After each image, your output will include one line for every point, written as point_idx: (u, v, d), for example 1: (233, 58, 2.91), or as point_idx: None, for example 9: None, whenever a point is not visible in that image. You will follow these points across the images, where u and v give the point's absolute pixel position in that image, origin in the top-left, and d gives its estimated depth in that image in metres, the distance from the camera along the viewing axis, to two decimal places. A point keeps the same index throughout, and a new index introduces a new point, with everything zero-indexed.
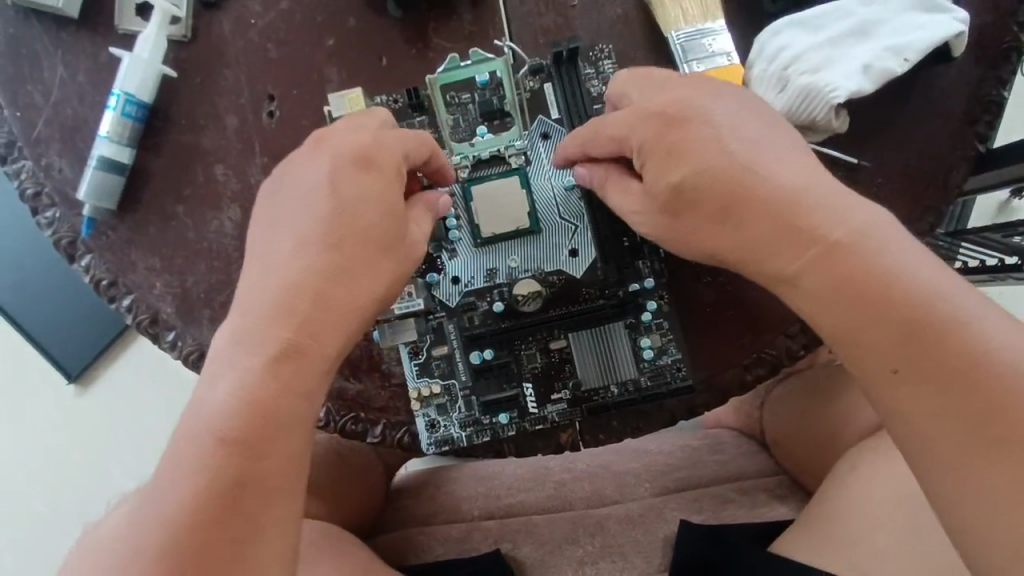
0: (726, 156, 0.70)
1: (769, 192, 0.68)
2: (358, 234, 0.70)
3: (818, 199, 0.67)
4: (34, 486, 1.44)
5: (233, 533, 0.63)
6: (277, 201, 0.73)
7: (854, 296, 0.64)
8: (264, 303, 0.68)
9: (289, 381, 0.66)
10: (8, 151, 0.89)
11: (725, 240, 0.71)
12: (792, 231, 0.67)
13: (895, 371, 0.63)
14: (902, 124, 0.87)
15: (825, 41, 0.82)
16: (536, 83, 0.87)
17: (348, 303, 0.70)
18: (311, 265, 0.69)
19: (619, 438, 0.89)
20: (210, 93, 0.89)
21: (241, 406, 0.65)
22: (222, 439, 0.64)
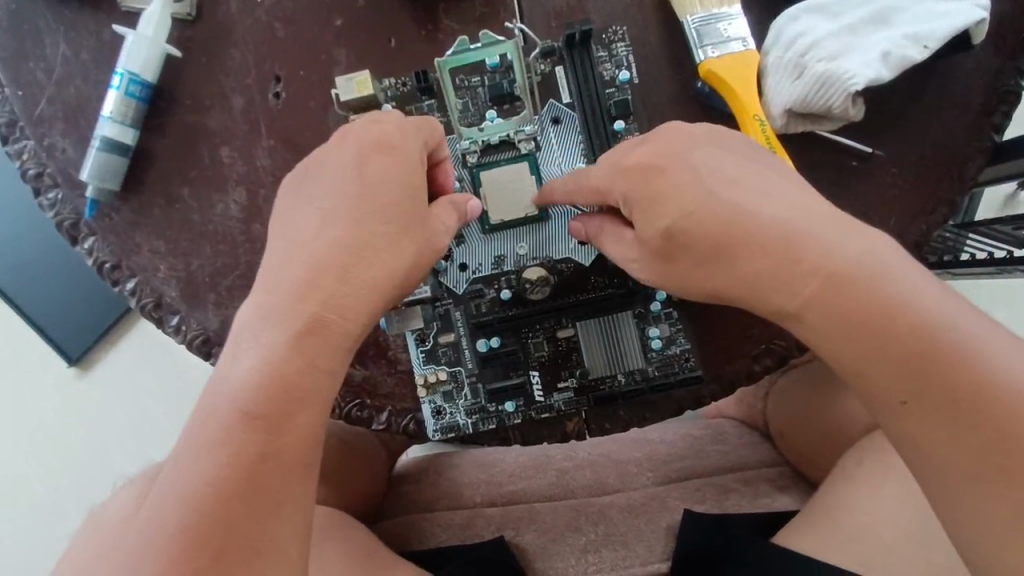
0: (708, 194, 0.66)
1: (762, 220, 0.65)
2: (382, 209, 0.70)
3: (813, 229, 0.63)
4: (35, 469, 1.44)
5: (254, 507, 0.61)
6: (304, 186, 0.73)
7: (856, 329, 0.61)
8: (285, 284, 0.66)
9: (313, 358, 0.66)
10: (9, 130, 0.87)
11: (723, 278, 0.67)
12: (789, 263, 0.63)
13: (903, 404, 0.59)
14: (918, 115, 0.86)
15: (845, 28, 0.80)
16: (548, 66, 0.85)
17: (373, 279, 0.69)
18: (339, 239, 0.69)
19: (625, 427, 0.89)
20: (216, 73, 0.88)
21: (261, 382, 0.64)
22: (246, 413, 0.63)
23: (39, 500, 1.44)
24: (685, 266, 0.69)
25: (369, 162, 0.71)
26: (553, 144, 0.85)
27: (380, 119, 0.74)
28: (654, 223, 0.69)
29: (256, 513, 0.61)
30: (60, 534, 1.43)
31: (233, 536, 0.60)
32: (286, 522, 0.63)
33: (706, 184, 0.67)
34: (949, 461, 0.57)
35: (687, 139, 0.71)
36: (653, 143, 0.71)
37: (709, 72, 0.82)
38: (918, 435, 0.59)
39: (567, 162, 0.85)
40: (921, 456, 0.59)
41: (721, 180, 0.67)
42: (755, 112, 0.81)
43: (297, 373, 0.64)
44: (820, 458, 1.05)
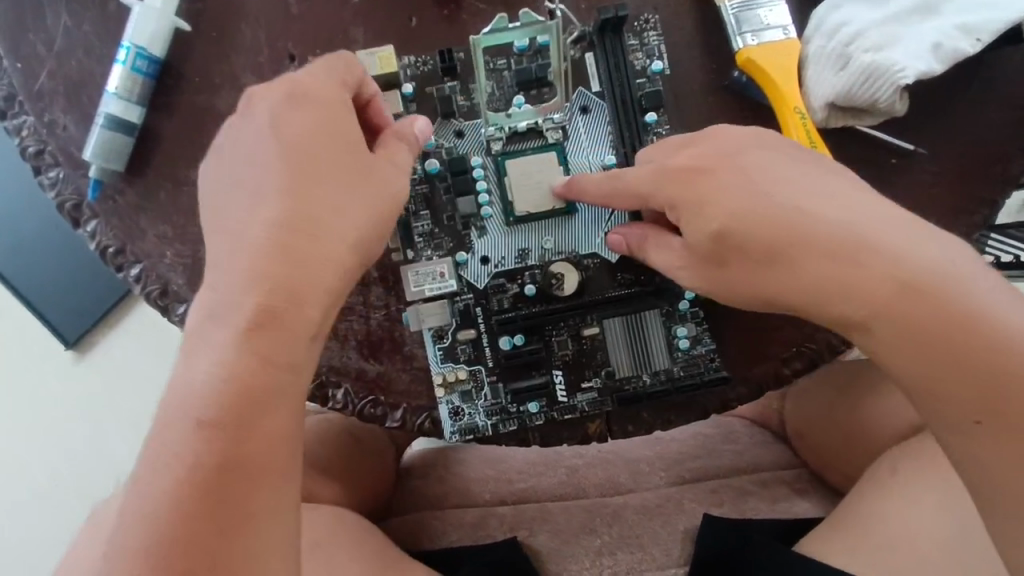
0: (769, 201, 0.66)
1: (832, 228, 0.65)
2: (318, 178, 0.65)
3: (882, 237, 0.65)
4: (28, 455, 1.40)
5: (225, 521, 0.56)
6: (231, 162, 0.66)
7: (927, 346, 0.63)
8: (230, 276, 0.61)
9: (264, 350, 0.60)
10: (7, 105, 0.82)
11: (787, 285, 0.67)
12: (859, 271, 0.64)
13: (978, 422, 0.63)
14: (961, 110, 0.82)
15: (891, 16, 0.76)
16: (577, 52, 0.81)
17: (323, 247, 0.64)
18: (273, 218, 0.63)
19: (648, 430, 0.85)
20: (226, 50, 0.83)
21: (220, 382, 0.58)
22: (200, 422, 0.57)
23: (34, 487, 1.39)
24: (743, 271, 0.69)
25: (289, 133, 0.66)
26: (581, 135, 0.81)
27: (291, 86, 0.68)
28: (702, 225, 0.68)
29: (229, 528, 0.56)
30: (57, 522, 1.39)
31: (211, 560, 0.56)
32: (274, 535, 0.58)
33: (771, 188, 0.67)
34: (1001, 469, 0.62)
35: (735, 141, 0.70)
36: (701, 147, 0.70)
37: (746, 60, 0.78)
38: (981, 447, 0.63)
39: (594, 155, 0.81)
40: (979, 467, 0.64)
41: (790, 188, 0.67)
42: (796, 104, 0.77)
43: (257, 368, 0.59)
44: (842, 462, 1.03)
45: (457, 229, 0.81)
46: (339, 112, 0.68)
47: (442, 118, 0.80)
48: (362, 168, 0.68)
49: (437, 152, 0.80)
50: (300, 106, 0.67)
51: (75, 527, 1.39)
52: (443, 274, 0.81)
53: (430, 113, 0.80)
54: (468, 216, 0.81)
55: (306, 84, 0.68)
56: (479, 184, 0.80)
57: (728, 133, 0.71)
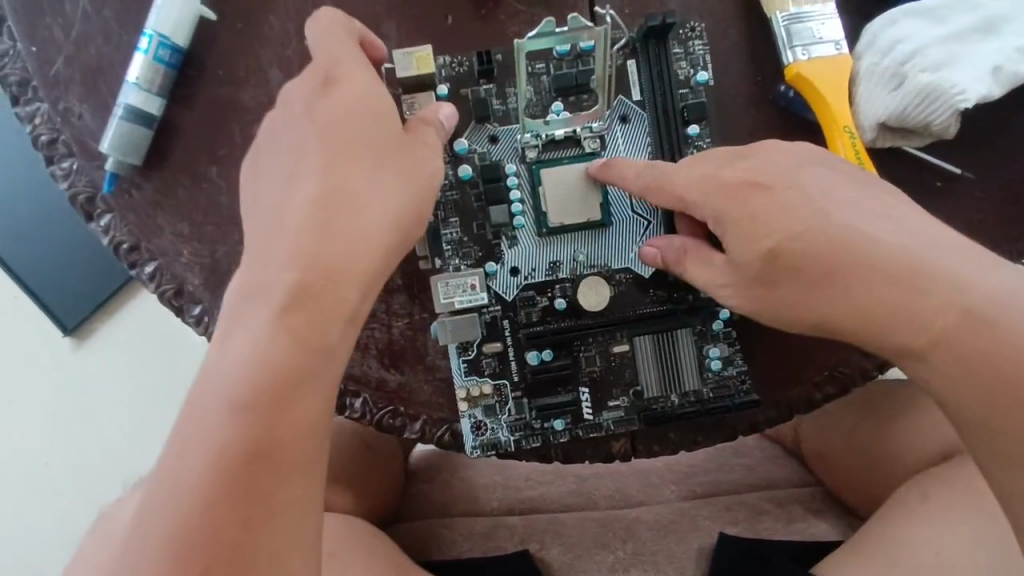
0: (820, 218, 0.65)
1: (892, 252, 0.63)
2: (351, 151, 0.63)
3: (944, 264, 0.62)
4: (22, 441, 1.35)
5: (247, 511, 0.53)
6: (273, 150, 0.65)
7: (989, 377, 0.61)
8: (268, 255, 0.59)
9: (299, 334, 0.57)
10: (20, 90, 0.79)
11: (837, 308, 0.65)
12: (917, 297, 0.62)
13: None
14: (1011, 135, 0.79)
15: (950, 36, 0.74)
16: (620, 58, 0.77)
17: (360, 230, 0.61)
18: (309, 195, 0.61)
19: (675, 451, 0.83)
20: (252, 42, 0.79)
21: (250, 366, 0.55)
22: (231, 406, 0.54)
23: (27, 476, 1.35)
24: (793, 292, 0.66)
25: (322, 107, 0.64)
26: (619, 145, 0.78)
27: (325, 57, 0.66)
28: (753, 243, 0.67)
29: (249, 520, 0.53)
30: (51, 511, 1.35)
31: (232, 558, 0.53)
32: (293, 538, 0.55)
33: (829, 207, 0.65)
34: None
35: (789, 157, 0.68)
36: (750, 161, 0.69)
37: (796, 74, 0.76)
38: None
39: None
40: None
41: (849, 210, 0.65)
42: (846, 123, 0.75)
43: (290, 355, 0.56)
44: (865, 485, 0.99)
45: (487, 239, 0.78)
46: (369, 87, 0.66)
47: (477, 122, 0.77)
48: (395, 141, 0.66)
49: (470, 158, 0.77)
50: (335, 83, 0.65)
51: (69, 517, 1.35)
52: (474, 286, 0.77)
53: (465, 116, 0.77)
54: (500, 225, 0.78)
55: (342, 54, 0.67)
56: (513, 193, 0.77)
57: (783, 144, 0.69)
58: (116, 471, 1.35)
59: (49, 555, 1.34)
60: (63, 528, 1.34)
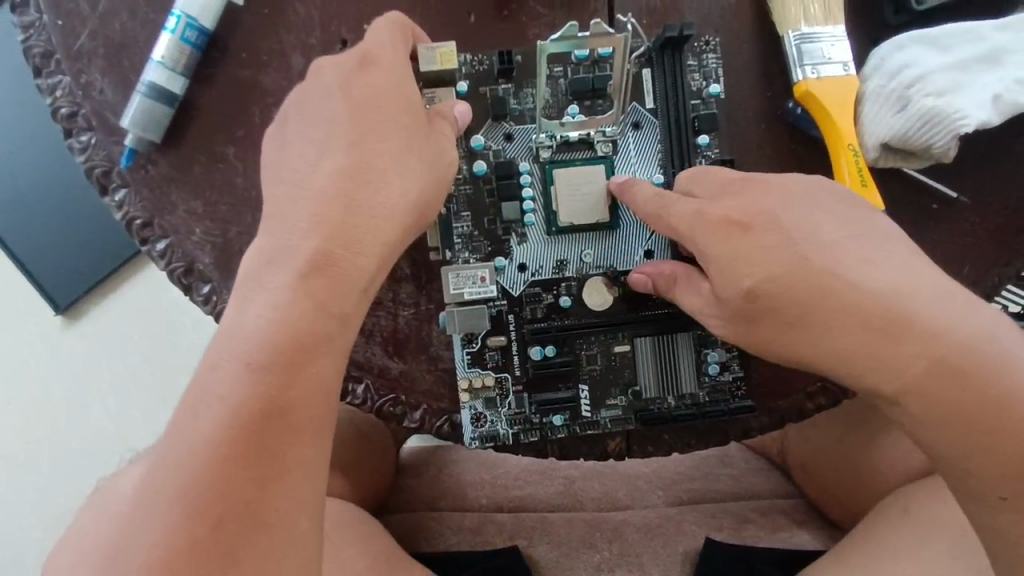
0: (789, 273, 0.66)
1: (865, 295, 0.64)
2: (378, 131, 0.65)
3: (917, 312, 0.63)
4: (7, 418, 1.33)
5: (260, 472, 0.55)
6: (296, 126, 0.66)
7: (952, 416, 0.63)
8: (290, 221, 0.62)
9: (319, 300, 0.60)
10: (43, 62, 0.79)
11: (801, 353, 0.67)
12: (889, 343, 0.64)
13: (1002, 497, 0.64)
14: (1007, 162, 0.82)
15: (955, 64, 0.77)
16: (635, 66, 0.80)
17: (381, 212, 0.64)
18: (336, 172, 0.63)
19: (668, 452, 0.85)
20: (277, 27, 0.81)
21: (276, 328, 0.58)
22: (249, 365, 0.57)
23: (8, 454, 1.33)
24: (773, 330, 0.68)
25: (354, 87, 0.66)
26: (631, 150, 0.80)
27: (363, 43, 0.68)
28: None
29: (262, 476, 0.55)
30: (30, 491, 1.33)
31: (245, 517, 0.55)
32: (302, 498, 0.57)
33: (808, 252, 0.66)
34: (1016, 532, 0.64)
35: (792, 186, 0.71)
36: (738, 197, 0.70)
37: (805, 92, 0.78)
38: (993, 511, 0.65)
39: (642, 171, 0.80)
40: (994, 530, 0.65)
41: (828, 257, 0.65)
42: (850, 143, 0.77)
43: (311, 318, 0.59)
44: (850, 497, 1.00)
45: (497, 234, 0.80)
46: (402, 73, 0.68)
47: (493, 120, 0.79)
48: (422, 127, 0.68)
49: (484, 154, 0.79)
50: (371, 66, 0.67)
51: (48, 497, 1.33)
52: (483, 279, 0.79)
53: (482, 114, 0.79)
54: (511, 221, 0.79)
55: (377, 41, 0.69)
56: (525, 191, 0.79)
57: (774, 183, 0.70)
58: (99, 454, 1.34)
59: (28, 534, 1.33)
60: (43, 509, 1.33)
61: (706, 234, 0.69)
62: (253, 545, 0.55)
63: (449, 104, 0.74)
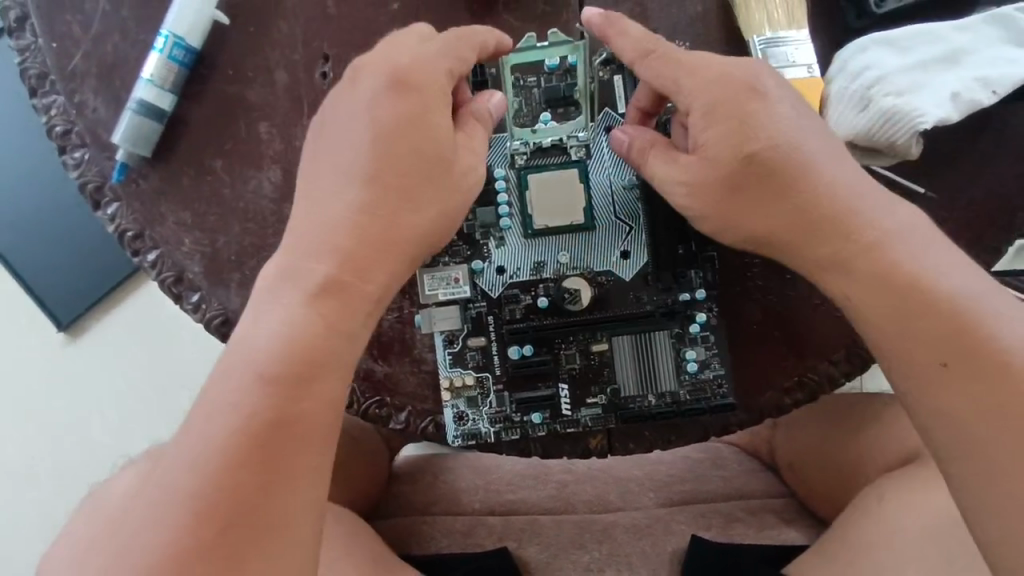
0: (765, 130, 0.68)
1: (833, 197, 0.68)
2: (404, 163, 0.66)
3: (873, 217, 0.67)
4: (10, 432, 1.36)
5: (265, 477, 0.59)
6: (331, 142, 0.68)
7: (896, 292, 0.65)
8: (308, 247, 0.65)
9: (331, 321, 0.63)
10: (39, 83, 0.83)
11: (771, 211, 0.69)
12: (830, 215, 0.68)
13: (944, 366, 0.62)
14: (972, 160, 0.83)
15: (913, 66, 0.80)
16: (606, 74, 0.83)
17: (392, 240, 0.66)
18: (357, 201, 0.66)
19: (649, 449, 0.86)
20: (262, 44, 0.84)
21: (285, 343, 0.61)
22: (262, 377, 0.60)
23: (11, 468, 1.35)
24: (750, 200, 0.69)
25: (390, 106, 0.66)
26: (604, 154, 0.83)
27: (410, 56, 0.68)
28: None
29: (272, 487, 0.59)
30: (30, 503, 1.35)
31: (253, 517, 0.58)
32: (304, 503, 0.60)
33: (797, 136, 0.68)
34: (962, 417, 0.61)
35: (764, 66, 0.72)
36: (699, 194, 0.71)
37: None
38: (939, 387, 0.62)
39: (616, 174, 0.83)
40: (942, 419, 0.62)
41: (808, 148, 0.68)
42: None
43: (318, 337, 0.62)
44: (839, 494, 0.99)
45: (475, 239, 0.83)
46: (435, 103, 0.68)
47: None
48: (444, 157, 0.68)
49: None
50: (406, 87, 0.67)
51: (48, 510, 1.35)
52: (457, 280, 0.82)
53: None
54: (488, 226, 0.82)
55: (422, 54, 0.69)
56: (501, 197, 0.82)
57: (773, 76, 0.70)
58: (97, 468, 1.36)
59: (27, 546, 1.35)
60: (40, 520, 1.35)
61: (708, 103, 0.69)
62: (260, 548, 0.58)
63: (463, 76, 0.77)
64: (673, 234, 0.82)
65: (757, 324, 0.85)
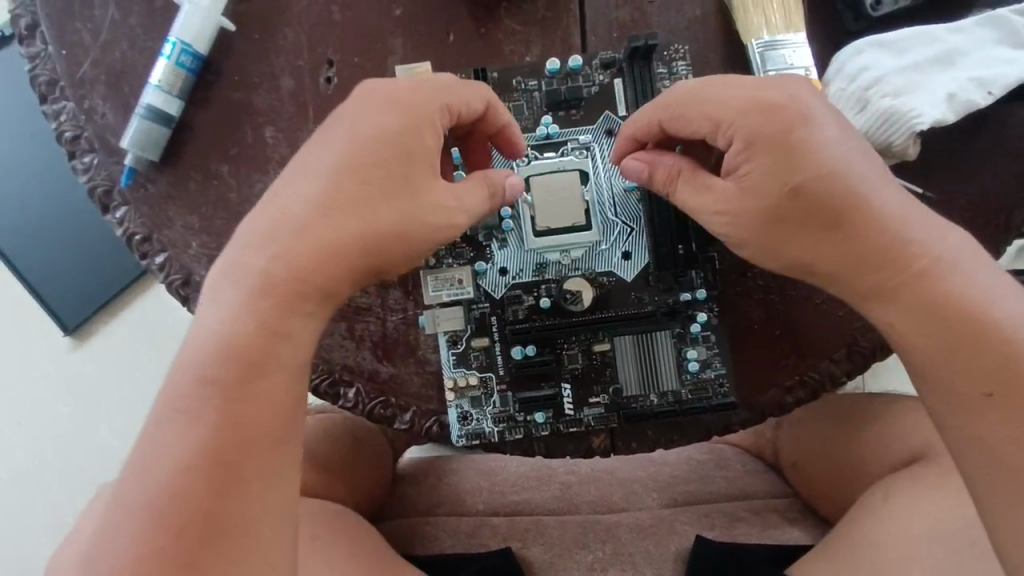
0: (810, 156, 0.66)
1: (881, 222, 0.66)
2: (366, 173, 0.66)
3: (921, 242, 0.66)
4: (18, 436, 1.37)
5: (223, 480, 0.60)
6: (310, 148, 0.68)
7: (945, 319, 0.65)
8: (263, 243, 0.64)
9: (265, 319, 0.63)
10: (49, 89, 0.85)
11: (814, 237, 0.68)
12: (879, 240, 0.66)
13: (987, 396, 0.63)
14: (969, 161, 0.84)
15: (910, 67, 0.80)
16: (606, 77, 0.84)
17: (336, 240, 0.65)
18: (313, 199, 0.65)
19: (651, 447, 0.87)
20: (267, 50, 0.86)
21: (221, 343, 0.62)
22: (200, 377, 0.61)
23: (19, 472, 1.36)
24: (797, 225, 0.68)
25: (366, 130, 0.66)
26: (604, 156, 0.84)
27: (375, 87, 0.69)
28: None
29: (239, 489, 0.60)
30: (38, 508, 1.36)
31: (224, 515, 0.60)
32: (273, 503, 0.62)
33: (845, 161, 0.66)
34: (1003, 446, 0.62)
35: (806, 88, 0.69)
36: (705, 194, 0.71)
37: None
38: (983, 416, 0.63)
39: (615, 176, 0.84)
40: (985, 447, 0.63)
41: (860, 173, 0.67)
42: None
43: (253, 335, 0.63)
44: (841, 493, 0.99)
45: (478, 241, 0.84)
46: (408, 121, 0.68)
47: None
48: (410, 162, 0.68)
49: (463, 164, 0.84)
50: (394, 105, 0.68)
51: (55, 515, 1.36)
52: (461, 281, 0.83)
53: None
54: (490, 227, 0.83)
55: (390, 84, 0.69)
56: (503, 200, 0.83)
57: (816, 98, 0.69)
58: (104, 472, 1.36)
59: (35, 551, 1.35)
60: (49, 524, 1.36)
61: (749, 128, 0.67)
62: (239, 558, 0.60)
63: (470, 123, 0.77)
64: (672, 233, 0.83)
65: (760, 322, 0.85)
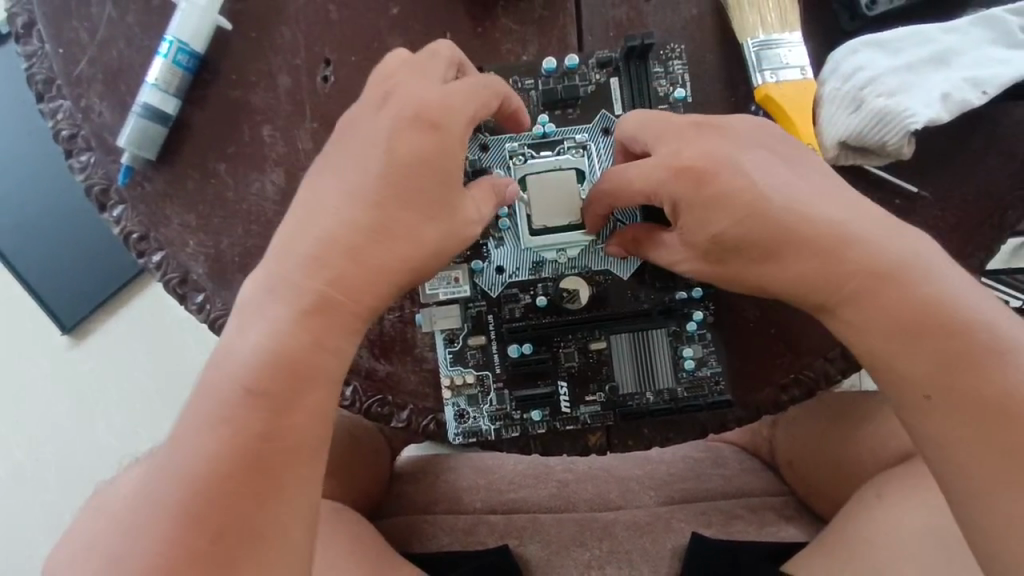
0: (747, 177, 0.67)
1: (833, 231, 0.66)
2: (406, 194, 0.66)
3: (878, 247, 0.66)
4: (16, 434, 1.37)
5: (249, 483, 0.60)
6: (342, 160, 0.67)
7: (905, 325, 0.65)
8: (294, 256, 0.64)
9: (317, 334, 0.64)
10: (46, 88, 0.85)
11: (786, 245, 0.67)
12: (837, 249, 0.66)
13: (927, 398, 0.64)
14: (963, 160, 0.85)
15: (905, 66, 0.81)
16: (603, 76, 0.84)
17: (386, 263, 0.66)
18: (353, 219, 0.65)
19: (648, 446, 0.87)
20: (264, 49, 0.86)
21: (268, 356, 0.62)
22: (246, 390, 0.61)
23: (17, 470, 1.37)
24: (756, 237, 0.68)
25: (400, 150, 0.66)
26: (601, 155, 0.84)
27: (399, 90, 0.67)
28: None
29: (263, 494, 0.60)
30: (36, 506, 1.36)
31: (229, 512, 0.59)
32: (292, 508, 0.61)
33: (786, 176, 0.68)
34: (949, 446, 0.63)
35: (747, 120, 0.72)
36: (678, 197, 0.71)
37: (765, 95, 0.82)
38: (929, 417, 0.64)
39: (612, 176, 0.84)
40: (936, 447, 0.63)
41: (792, 188, 0.68)
42: (808, 142, 0.81)
43: (303, 348, 0.63)
44: (835, 492, 1.00)
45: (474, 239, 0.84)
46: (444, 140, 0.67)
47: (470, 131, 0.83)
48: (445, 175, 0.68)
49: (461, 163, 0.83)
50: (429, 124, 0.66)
51: (53, 513, 1.36)
52: (458, 280, 0.83)
53: None
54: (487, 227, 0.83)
55: (405, 81, 0.69)
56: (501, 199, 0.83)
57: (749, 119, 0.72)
58: (102, 470, 1.36)
59: (34, 549, 1.35)
60: (46, 522, 1.36)
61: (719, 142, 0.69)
62: (249, 556, 0.59)
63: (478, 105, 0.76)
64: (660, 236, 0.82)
65: (754, 321, 0.86)
